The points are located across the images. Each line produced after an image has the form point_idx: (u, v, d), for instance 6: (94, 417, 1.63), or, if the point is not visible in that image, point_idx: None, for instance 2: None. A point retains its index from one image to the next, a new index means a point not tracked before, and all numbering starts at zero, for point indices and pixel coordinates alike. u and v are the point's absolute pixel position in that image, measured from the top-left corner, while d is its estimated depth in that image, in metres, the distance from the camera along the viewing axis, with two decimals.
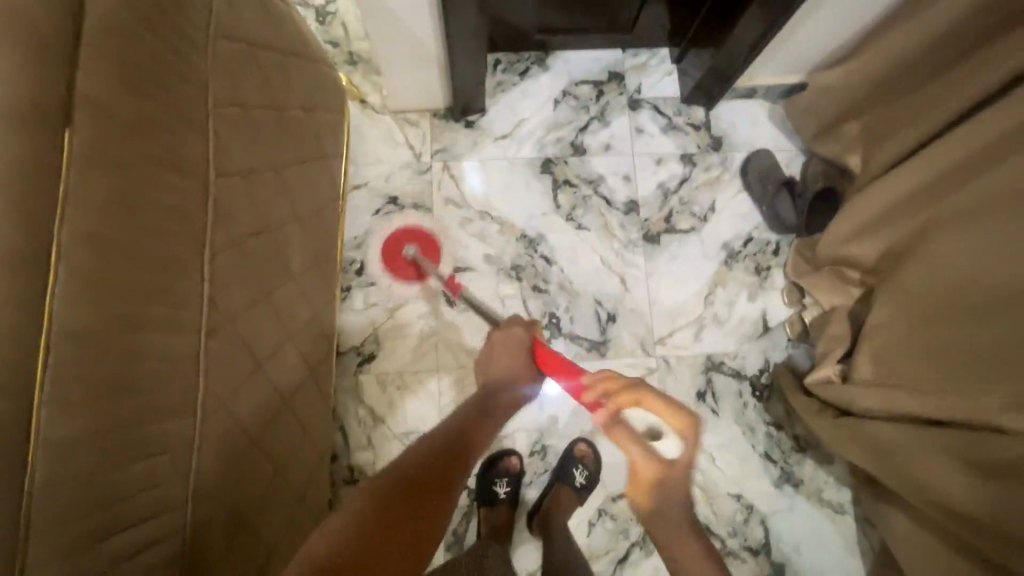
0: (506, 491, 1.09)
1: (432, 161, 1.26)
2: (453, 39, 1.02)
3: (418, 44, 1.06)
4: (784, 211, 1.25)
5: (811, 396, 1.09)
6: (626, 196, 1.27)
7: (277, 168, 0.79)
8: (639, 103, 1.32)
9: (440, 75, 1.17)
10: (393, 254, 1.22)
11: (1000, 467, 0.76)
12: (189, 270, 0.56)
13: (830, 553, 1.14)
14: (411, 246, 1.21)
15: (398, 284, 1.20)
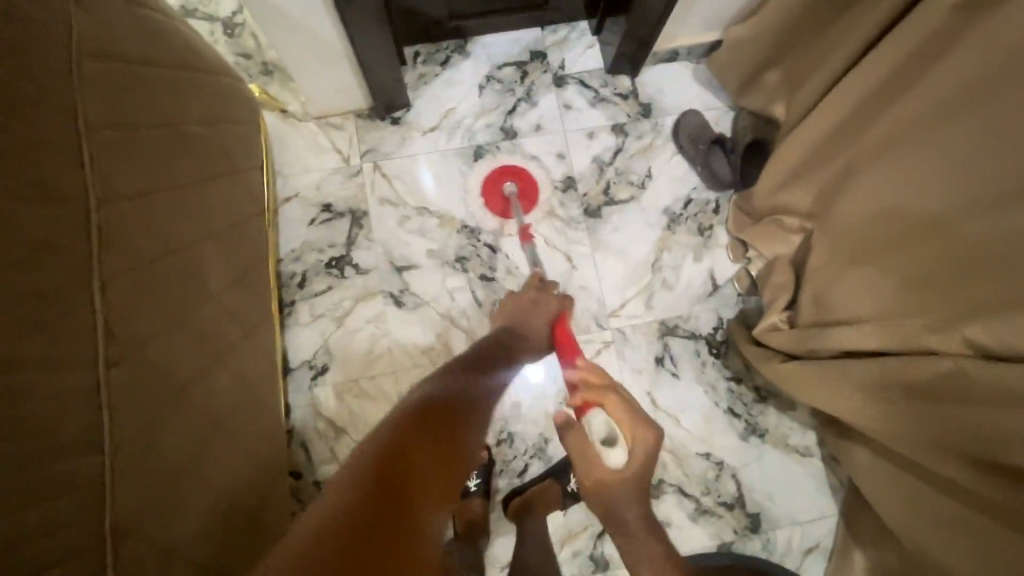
0: (477, 483, 1.09)
1: (361, 163, 1.24)
2: (357, 34, 1.00)
3: (325, 45, 1.04)
4: (719, 169, 1.26)
5: (760, 345, 1.10)
6: (562, 173, 1.27)
7: (181, 188, 0.77)
8: (564, 79, 1.32)
9: (355, 75, 1.15)
10: (491, 187, 1.24)
11: (931, 390, 0.78)
12: (66, 304, 0.55)
13: (802, 496, 1.16)
14: (511, 183, 1.23)
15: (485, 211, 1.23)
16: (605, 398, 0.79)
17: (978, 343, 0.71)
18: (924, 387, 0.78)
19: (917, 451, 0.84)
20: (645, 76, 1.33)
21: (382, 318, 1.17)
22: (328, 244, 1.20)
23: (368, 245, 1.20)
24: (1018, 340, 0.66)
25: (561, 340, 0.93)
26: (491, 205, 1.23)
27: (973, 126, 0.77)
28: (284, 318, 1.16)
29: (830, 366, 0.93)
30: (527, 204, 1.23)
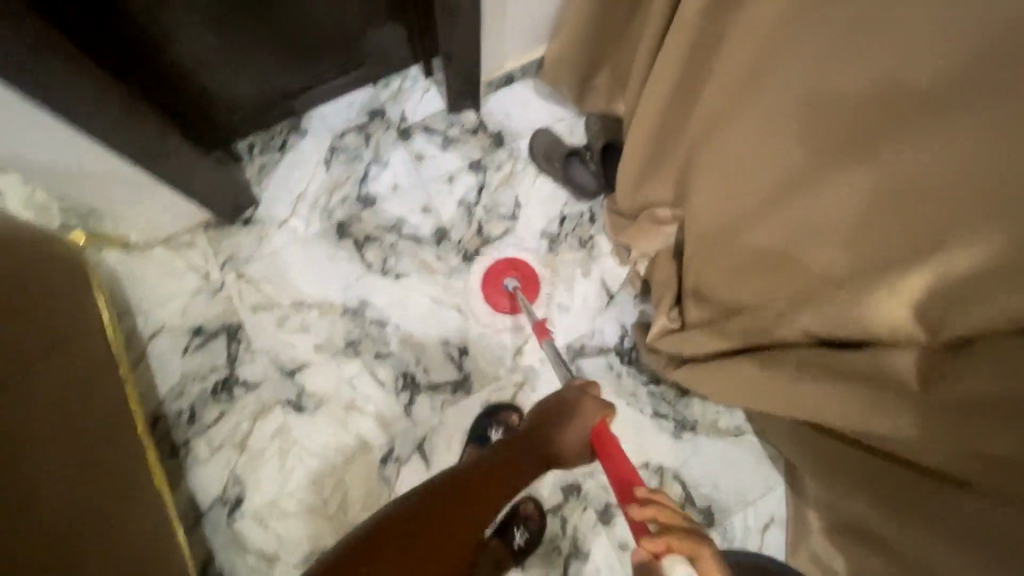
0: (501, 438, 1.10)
1: (223, 274, 1.18)
2: (157, 161, 0.95)
3: (123, 176, 0.97)
4: (583, 179, 1.26)
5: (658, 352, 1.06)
6: (432, 227, 1.23)
7: None
8: (410, 130, 1.28)
9: (181, 195, 1.08)
10: (493, 283, 1.21)
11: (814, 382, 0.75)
12: None
13: (745, 475, 1.17)
14: (511, 278, 1.21)
15: (489, 310, 1.20)
16: (697, 548, 0.61)
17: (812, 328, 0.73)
18: (799, 374, 0.76)
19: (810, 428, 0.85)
20: (490, 104, 1.31)
21: (285, 428, 1.12)
22: (208, 369, 1.13)
23: (251, 358, 1.14)
24: None
25: (607, 454, 0.77)
26: (495, 303, 1.20)
27: (763, 108, 0.77)
28: (182, 461, 1.09)
29: (716, 366, 0.88)
30: (532, 291, 1.21)
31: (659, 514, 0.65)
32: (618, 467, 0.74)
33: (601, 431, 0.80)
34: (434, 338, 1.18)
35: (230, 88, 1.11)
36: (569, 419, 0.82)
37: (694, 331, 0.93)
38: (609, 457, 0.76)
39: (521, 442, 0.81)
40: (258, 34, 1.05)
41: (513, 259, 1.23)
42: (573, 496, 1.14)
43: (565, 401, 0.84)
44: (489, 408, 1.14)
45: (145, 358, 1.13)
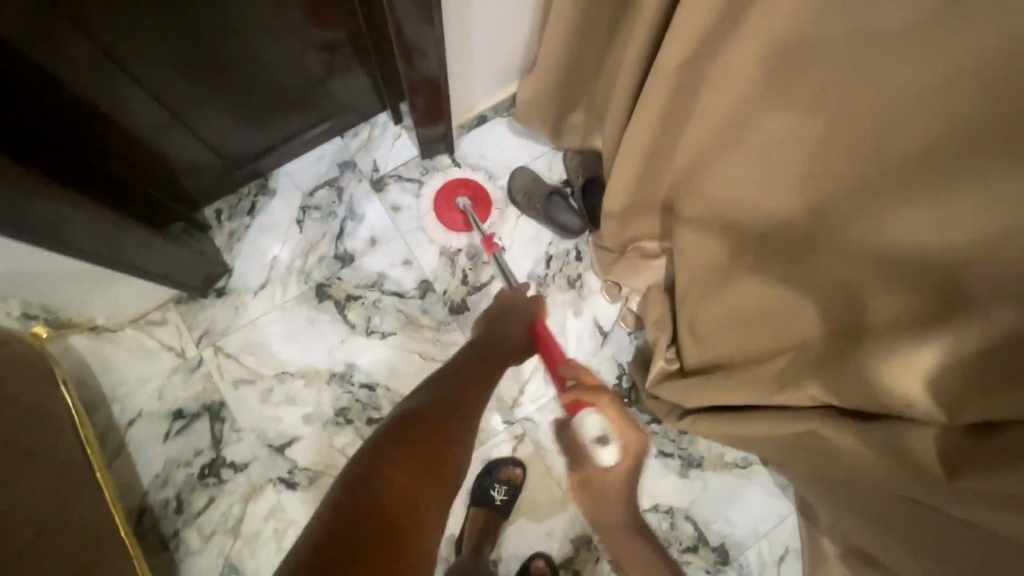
0: (504, 498, 1.09)
1: (200, 351, 1.12)
2: (112, 253, 0.89)
3: (81, 271, 0.94)
4: (566, 217, 1.21)
5: (659, 398, 1.04)
6: (415, 280, 1.19)
7: None
8: (383, 181, 1.24)
9: (142, 281, 1.04)
10: (443, 203, 1.21)
11: (819, 452, 0.70)
12: None
13: (756, 508, 1.15)
14: (464, 198, 1.21)
15: (441, 229, 1.20)
16: (597, 397, 0.78)
17: (821, 393, 0.69)
18: (808, 445, 0.71)
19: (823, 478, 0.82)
20: (463, 147, 1.27)
21: (280, 508, 1.07)
22: (192, 454, 1.08)
23: (237, 437, 1.09)
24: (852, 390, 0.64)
25: (545, 346, 0.91)
26: (449, 223, 1.20)
27: None
28: (173, 553, 1.04)
29: (721, 421, 0.84)
30: (485, 212, 1.22)
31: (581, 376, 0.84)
32: (551, 356, 0.89)
33: (542, 332, 0.92)
34: None
35: (188, 159, 1.05)
36: (505, 320, 0.93)
37: (695, 381, 0.90)
38: (547, 349, 0.90)
39: (477, 353, 0.83)
40: (213, 103, 0.99)
41: (464, 179, 1.24)
42: (584, 548, 1.11)
43: (493, 312, 0.96)
44: (486, 468, 1.11)
45: (124, 448, 1.07)
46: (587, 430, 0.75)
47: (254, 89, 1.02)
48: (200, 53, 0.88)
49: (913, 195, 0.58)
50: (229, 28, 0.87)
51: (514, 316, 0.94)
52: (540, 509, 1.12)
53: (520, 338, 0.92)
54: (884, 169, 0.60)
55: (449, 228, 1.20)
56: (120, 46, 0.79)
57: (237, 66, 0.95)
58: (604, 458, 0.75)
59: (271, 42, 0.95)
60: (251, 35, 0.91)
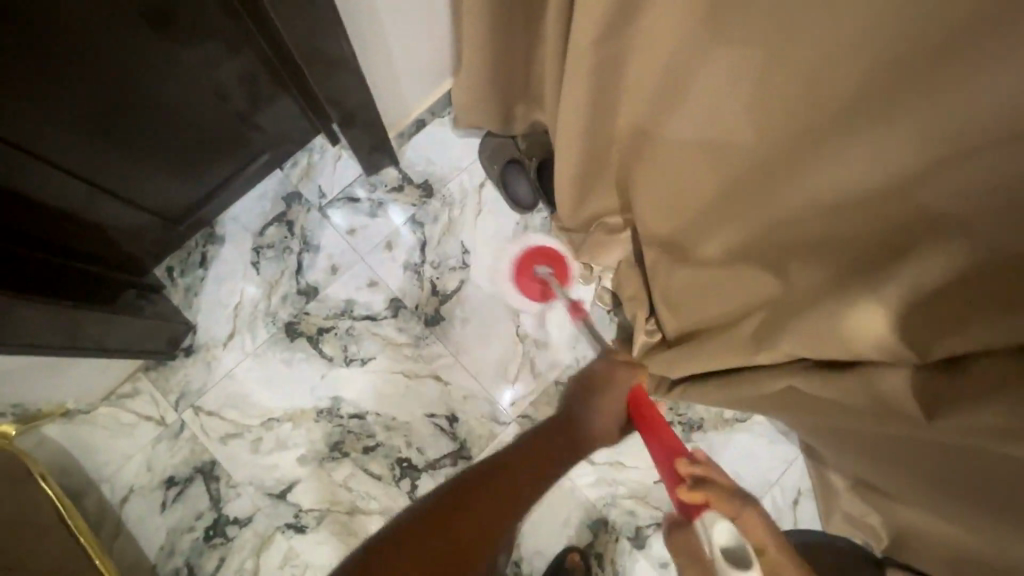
0: None
1: (180, 414, 1.09)
2: (48, 333, 0.83)
3: (24, 363, 0.90)
4: (520, 191, 1.20)
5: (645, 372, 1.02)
6: (384, 300, 1.17)
7: None
8: (332, 206, 1.20)
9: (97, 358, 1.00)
10: (523, 269, 1.20)
11: (808, 399, 0.71)
12: None
13: (761, 458, 1.16)
14: (544, 266, 1.19)
15: (522, 297, 1.18)
16: (736, 508, 0.71)
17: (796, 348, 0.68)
18: (789, 392, 0.73)
19: (815, 422, 0.82)
20: (408, 155, 1.23)
21: (292, 554, 1.06)
22: (194, 518, 1.06)
23: (235, 492, 1.07)
24: (823, 341, 0.64)
25: (649, 423, 0.90)
26: (525, 290, 1.18)
27: None
28: None
29: (712, 384, 0.83)
30: (565, 277, 1.19)
31: (701, 474, 0.76)
32: (664, 439, 0.85)
33: (638, 394, 0.95)
34: (419, 414, 1.12)
35: (123, 224, 1.00)
36: (597, 396, 1.01)
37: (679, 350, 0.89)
38: (650, 424, 0.89)
39: (561, 432, 0.98)
40: (135, 163, 0.94)
41: (546, 248, 1.20)
42: (602, 530, 1.11)
43: (592, 375, 1.06)
44: None
45: (123, 526, 1.05)
46: (716, 529, 0.66)
47: (175, 140, 0.97)
48: (106, 118, 0.84)
49: (851, 130, 0.56)
50: (129, 83, 0.82)
51: (619, 385, 1.00)
52: (551, 501, 1.12)
53: (612, 408, 0.98)
54: (818, 110, 0.58)
55: (528, 297, 1.18)
56: (12, 126, 0.74)
57: (149, 120, 0.90)
58: (744, 574, 0.62)
59: (179, 89, 0.90)
60: (156, 86, 0.86)
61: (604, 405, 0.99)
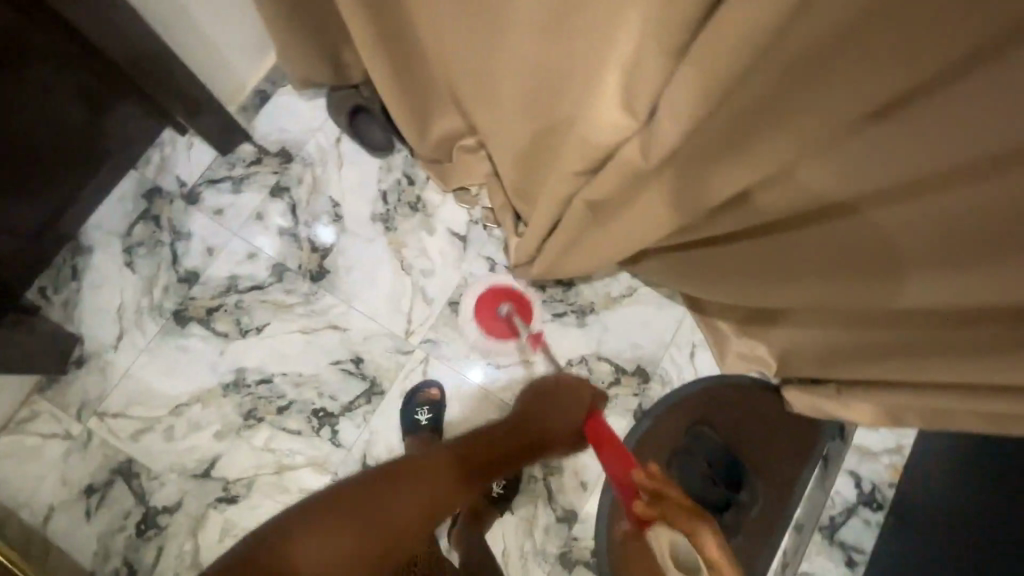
0: (428, 417, 1.12)
1: (85, 424, 1.09)
2: None
3: None
4: (372, 137, 1.24)
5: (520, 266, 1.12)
6: (267, 268, 1.19)
7: None
8: (195, 192, 1.22)
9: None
10: (485, 308, 1.21)
11: None
12: None
13: (654, 324, 1.24)
14: (505, 303, 1.21)
15: (488, 338, 1.20)
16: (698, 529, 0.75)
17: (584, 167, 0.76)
18: None
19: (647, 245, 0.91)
20: (259, 128, 1.26)
21: (229, 525, 1.07)
22: (122, 518, 1.06)
23: (159, 482, 1.08)
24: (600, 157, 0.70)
25: (604, 440, 0.86)
26: (490, 331, 1.20)
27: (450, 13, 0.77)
28: None
29: (558, 231, 0.92)
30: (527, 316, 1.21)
31: (656, 487, 0.78)
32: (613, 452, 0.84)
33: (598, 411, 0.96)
34: (323, 364, 1.16)
35: None
36: (555, 395, 1.00)
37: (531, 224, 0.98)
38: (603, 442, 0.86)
39: (522, 426, 0.94)
40: None
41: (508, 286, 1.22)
42: None
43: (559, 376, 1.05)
44: (405, 398, 1.15)
45: (52, 543, 1.05)
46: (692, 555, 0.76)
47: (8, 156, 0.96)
48: None
49: None
50: None
51: (580, 390, 1.00)
52: (467, 410, 1.17)
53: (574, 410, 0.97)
54: None
55: (500, 339, 1.20)
56: None
57: None
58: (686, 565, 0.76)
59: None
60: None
61: (558, 404, 0.98)
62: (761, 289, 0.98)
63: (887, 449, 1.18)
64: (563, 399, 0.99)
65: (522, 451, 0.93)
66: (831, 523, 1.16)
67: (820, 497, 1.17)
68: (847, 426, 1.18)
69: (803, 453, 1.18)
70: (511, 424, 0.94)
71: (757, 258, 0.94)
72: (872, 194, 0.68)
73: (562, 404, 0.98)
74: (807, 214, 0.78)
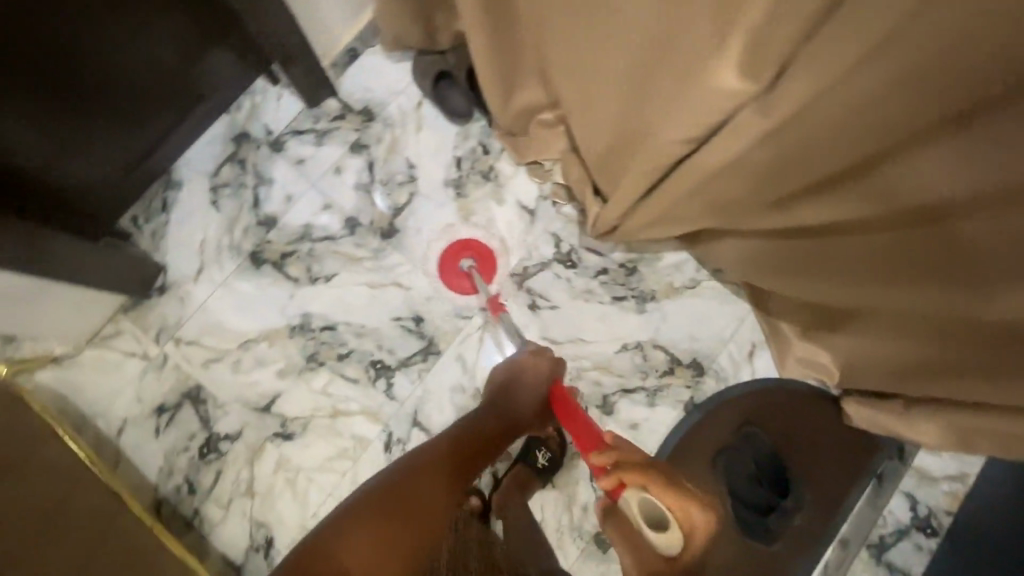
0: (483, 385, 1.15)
1: (162, 347, 1.16)
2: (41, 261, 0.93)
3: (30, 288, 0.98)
4: (455, 103, 1.26)
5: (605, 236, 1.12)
6: (340, 220, 1.23)
7: None
8: (280, 141, 1.27)
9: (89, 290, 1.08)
10: (448, 264, 1.22)
11: None
12: None
13: (715, 319, 1.22)
14: (467, 258, 1.22)
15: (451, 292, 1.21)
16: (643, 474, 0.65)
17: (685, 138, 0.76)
18: None
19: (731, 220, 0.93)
20: (345, 84, 1.29)
21: (283, 460, 1.13)
22: (187, 439, 1.13)
23: (223, 410, 1.14)
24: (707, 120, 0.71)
25: (569, 414, 0.91)
26: (455, 286, 1.21)
27: None
28: (200, 530, 1.10)
29: (651, 200, 0.92)
30: (488, 272, 1.22)
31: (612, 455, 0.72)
32: (578, 426, 0.86)
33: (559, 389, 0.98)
34: (386, 318, 1.19)
35: (87, 175, 1.06)
36: (520, 379, 1.02)
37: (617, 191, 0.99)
38: (572, 417, 0.89)
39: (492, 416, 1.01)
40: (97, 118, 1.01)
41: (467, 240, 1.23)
42: None
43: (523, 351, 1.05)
44: (461, 361, 1.18)
45: (123, 453, 1.12)
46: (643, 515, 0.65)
47: (122, 96, 1.02)
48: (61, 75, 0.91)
49: None
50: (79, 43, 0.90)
51: (536, 367, 1.02)
52: None
53: (532, 384, 1.02)
54: None
55: (461, 293, 1.21)
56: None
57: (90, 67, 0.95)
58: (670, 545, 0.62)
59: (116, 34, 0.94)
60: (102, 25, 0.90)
61: (527, 382, 1.01)
62: (837, 291, 0.95)
63: (949, 475, 1.13)
64: (525, 380, 1.02)
65: (496, 440, 1.01)
66: (880, 542, 1.13)
67: (870, 515, 1.14)
68: (907, 446, 1.14)
69: (858, 468, 1.15)
70: (474, 419, 1.01)
71: (839, 260, 0.91)
72: (970, 199, 0.64)
73: (525, 385, 1.02)
74: (897, 216, 0.75)
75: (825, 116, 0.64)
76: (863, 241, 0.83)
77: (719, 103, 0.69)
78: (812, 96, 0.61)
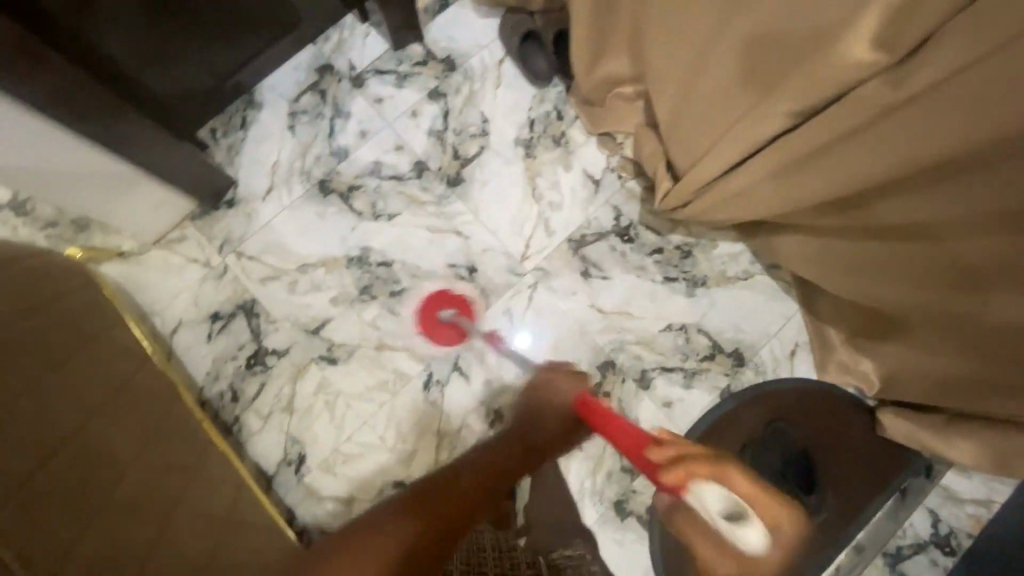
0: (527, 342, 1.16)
1: (224, 258, 1.19)
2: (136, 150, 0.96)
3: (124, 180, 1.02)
4: (537, 65, 1.26)
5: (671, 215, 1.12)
6: (409, 163, 1.25)
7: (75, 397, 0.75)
8: (361, 77, 1.29)
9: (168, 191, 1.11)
10: (426, 315, 1.20)
11: None
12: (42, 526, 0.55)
13: (762, 313, 1.23)
14: (447, 309, 1.19)
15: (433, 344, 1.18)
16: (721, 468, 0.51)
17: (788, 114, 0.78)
18: None
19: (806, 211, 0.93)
20: (432, 31, 1.31)
21: (324, 382, 1.16)
22: (237, 349, 1.16)
23: (275, 327, 1.17)
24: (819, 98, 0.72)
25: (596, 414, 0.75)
26: (440, 340, 1.19)
27: None
28: (238, 436, 1.14)
29: (729, 179, 0.92)
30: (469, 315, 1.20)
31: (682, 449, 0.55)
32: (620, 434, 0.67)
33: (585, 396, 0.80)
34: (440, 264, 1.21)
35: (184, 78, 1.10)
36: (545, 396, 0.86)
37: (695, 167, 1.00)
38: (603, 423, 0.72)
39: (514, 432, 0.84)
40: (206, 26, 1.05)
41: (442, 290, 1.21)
42: (610, 372, 1.20)
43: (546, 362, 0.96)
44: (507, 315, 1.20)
45: (175, 352, 1.16)
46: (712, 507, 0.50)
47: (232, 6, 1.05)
48: None
49: None
50: None
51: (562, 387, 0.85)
52: (560, 342, 1.21)
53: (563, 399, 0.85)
54: None
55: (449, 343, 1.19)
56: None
57: None
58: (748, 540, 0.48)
59: None
60: None
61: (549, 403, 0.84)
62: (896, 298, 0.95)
63: (974, 498, 1.14)
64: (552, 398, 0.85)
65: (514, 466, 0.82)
66: (896, 552, 1.14)
67: (891, 526, 1.15)
68: (936, 465, 1.15)
69: (883, 478, 1.16)
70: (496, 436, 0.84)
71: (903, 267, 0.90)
72: None
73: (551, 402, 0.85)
74: (976, 224, 0.74)
75: (934, 105, 0.64)
76: (932, 249, 0.83)
77: (835, 78, 0.70)
78: (935, 78, 0.62)
